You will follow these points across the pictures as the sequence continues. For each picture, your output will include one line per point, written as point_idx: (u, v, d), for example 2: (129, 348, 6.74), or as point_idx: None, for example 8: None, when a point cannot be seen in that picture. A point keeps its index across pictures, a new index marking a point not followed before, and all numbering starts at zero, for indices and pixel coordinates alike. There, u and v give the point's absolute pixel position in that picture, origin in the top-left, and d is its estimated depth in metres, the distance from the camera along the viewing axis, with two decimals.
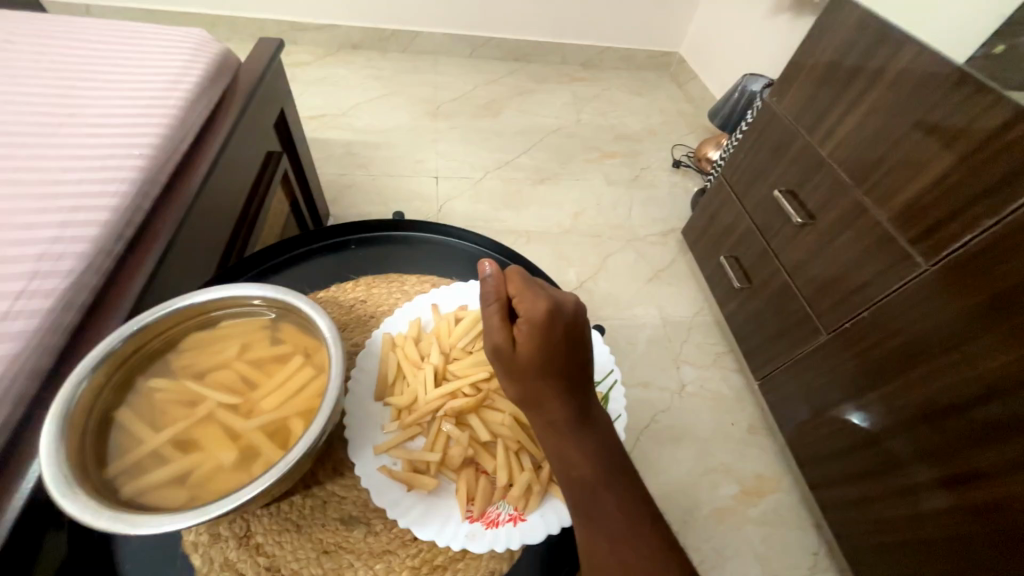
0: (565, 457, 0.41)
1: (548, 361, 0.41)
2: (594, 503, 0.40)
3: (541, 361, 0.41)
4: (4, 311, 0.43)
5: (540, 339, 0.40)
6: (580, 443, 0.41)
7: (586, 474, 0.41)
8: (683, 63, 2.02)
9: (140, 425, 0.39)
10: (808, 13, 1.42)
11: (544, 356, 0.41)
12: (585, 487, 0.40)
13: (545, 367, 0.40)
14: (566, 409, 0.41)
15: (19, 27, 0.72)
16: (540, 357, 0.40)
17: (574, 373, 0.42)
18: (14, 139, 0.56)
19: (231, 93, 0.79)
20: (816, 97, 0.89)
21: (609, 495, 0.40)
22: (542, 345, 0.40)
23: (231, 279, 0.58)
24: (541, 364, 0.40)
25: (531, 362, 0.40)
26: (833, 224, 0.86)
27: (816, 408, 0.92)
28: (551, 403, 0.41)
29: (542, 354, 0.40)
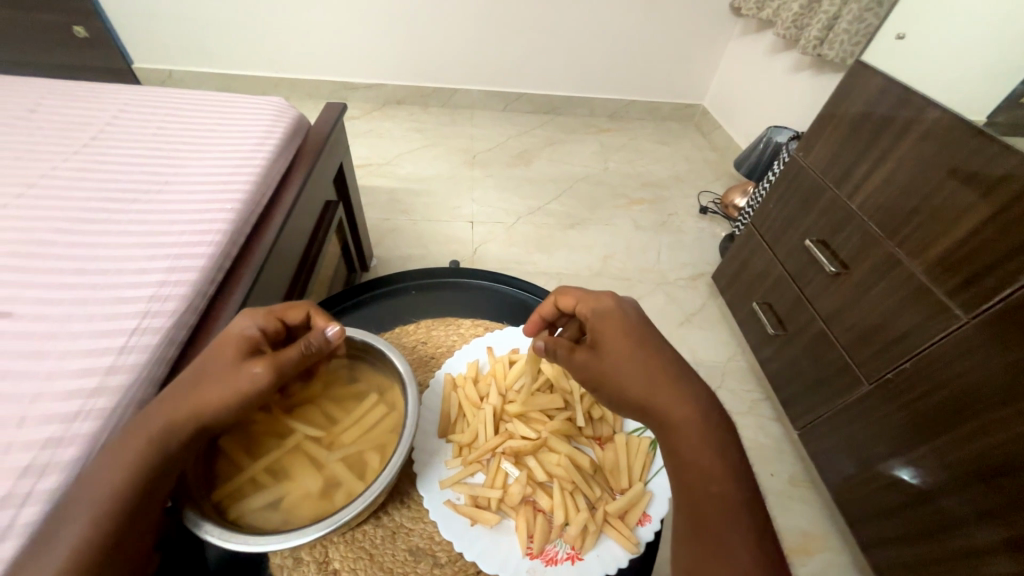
0: (692, 450, 0.40)
1: (651, 358, 0.44)
2: (724, 513, 0.38)
3: (646, 360, 0.44)
4: (122, 346, 0.50)
5: (631, 341, 0.45)
6: (711, 435, 0.41)
7: (716, 465, 0.40)
8: (707, 114, 2.12)
9: (239, 453, 0.44)
10: (828, 70, 1.49)
11: (645, 354, 0.45)
12: (716, 493, 0.39)
13: (650, 363, 0.44)
14: (686, 401, 0.42)
15: (131, 97, 0.84)
16: (644, 355, 0.44)
17: (677, 369, 0.44)
18: (129, 195, 0.65)
19: (303, 151, 0.89)
20: (843, 151, 0.93)
21: (739, 509, 0.38)
22: (638, 343, 0.45)
23: None
24: (647, 359, 0.44)
25: (633, 362, 0.44)
26: (867, 275, 0.87)
27: (861, 461, 0.89)
28: (671, 396, 0.42)
29: (640, 350, 0.45)
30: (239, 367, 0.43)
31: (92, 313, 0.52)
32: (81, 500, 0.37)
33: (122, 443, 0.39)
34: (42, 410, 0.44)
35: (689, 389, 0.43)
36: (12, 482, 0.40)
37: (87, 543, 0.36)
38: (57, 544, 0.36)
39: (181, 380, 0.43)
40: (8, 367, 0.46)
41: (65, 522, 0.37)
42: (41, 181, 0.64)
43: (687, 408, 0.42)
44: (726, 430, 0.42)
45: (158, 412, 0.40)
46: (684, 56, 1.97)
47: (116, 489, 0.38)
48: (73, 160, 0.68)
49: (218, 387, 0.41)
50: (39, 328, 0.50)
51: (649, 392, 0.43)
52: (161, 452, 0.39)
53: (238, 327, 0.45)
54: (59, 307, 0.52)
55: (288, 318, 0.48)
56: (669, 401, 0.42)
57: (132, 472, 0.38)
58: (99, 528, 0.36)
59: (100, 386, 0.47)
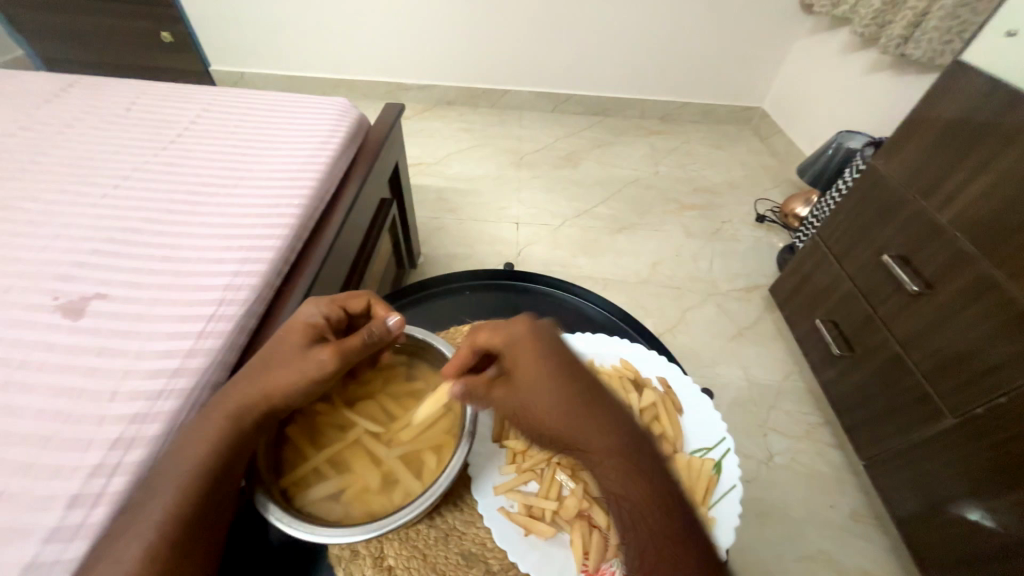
0: (615, 489, 0.36)
1: (574, 388, 0.38)
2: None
3: (566, 390, 0.38)
4: (200, 331, 0.53)
5: (553, 370, 0.39)
6: (636, 482, 0.36)
7: (643, 502, 0.35)
8: (767, 118, 2.01)
9: (304, 443, 0.46)
10: (912, 71, 1.37)
11: (564, 384, 0.38)
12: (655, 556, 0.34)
13: (572, 395, 0.38)
14: (602, 434, 0.37)
15: (211, 96, 0.90)
16: (564, 386, 0.38)
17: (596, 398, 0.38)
18: (208, 188, 0.69)
19: (363, 149, 0.92)
20: (933, 159, 0.85)
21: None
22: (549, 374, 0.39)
23: None
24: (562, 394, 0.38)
25: (552, 395, 0.38)
26: (955, 297, 0.79)
27: (941, 502, 0.81)
28: (592, 432, 0.37)
29: (562, 380, 0.38)
30: (305, 352, 0.45)
31: (175, 298, 0.55)
32: (169, 467, 0.41)
33: (205, 419, 0.42)
34: (131, 386, 0.48)
35: (607, 420, 0.37)
36: (104, 452, 0.44)
37: (174, 508, 0.39)
38: (149, 506, 0.39)
39: (253, 364, 0.45)
40: (103, 344, 0.50)
41: (159, 493, 0.40)
42: (135, 174, 0.70)
43: (604, 445, 0.37)
44: (651, 457, 0.38)
45: (235, 393, 0.43)
46: (746, 56, 1.88)
47: (198, 461, 0.41)
48: (161, 155, 0.74)
49: (288, 371, 0.44)
50: (130, 310, 0.54)
51: (565, 429, 0.37)
52: (235, 432, 0.42)
53: (304, 314, 0.47)
54: (147, 291, 0.56)
55: (350, 306, 0.49)
56: (588, 439, 0.37)
57: (212, 447, 0.41)
58: (185, 496, 0.40)
59: (180, 367, 0.50)
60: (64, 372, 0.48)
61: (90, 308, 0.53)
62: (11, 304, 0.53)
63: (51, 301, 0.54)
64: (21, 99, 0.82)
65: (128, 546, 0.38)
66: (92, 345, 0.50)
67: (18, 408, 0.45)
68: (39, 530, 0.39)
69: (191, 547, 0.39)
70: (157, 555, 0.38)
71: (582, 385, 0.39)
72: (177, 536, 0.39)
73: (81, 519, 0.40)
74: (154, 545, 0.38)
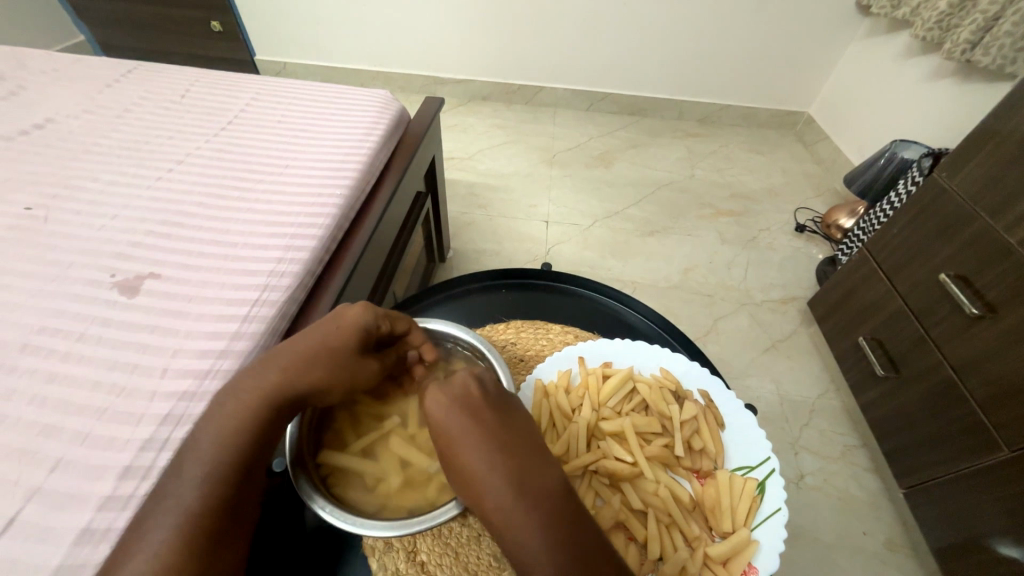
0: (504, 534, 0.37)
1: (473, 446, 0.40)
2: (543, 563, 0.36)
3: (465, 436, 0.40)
4: (246, 314, 0.55)
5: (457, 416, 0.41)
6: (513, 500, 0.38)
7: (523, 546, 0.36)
8: (813, 123, 1.93)
9: (348, 431, 0.48)
10: (980, 79, 1.29)
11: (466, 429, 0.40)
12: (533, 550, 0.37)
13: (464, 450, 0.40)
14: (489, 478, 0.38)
15: (260, 84, 0.92)
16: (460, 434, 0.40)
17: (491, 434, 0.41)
18: (255, 175, 0.71)
19: (404, 141, 0.93)
20: (1004, 176, 0.79)
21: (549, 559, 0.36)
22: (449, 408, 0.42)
23: (408, 307, 0.70)
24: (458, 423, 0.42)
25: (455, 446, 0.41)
26: (1019, 324, 0.74)
27: (989, 538, 0.76)
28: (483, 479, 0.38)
29: (464, 428, 0.40)
30: (351, 357, 0.45)
31: (223, 282, 0.57)
32: (200, 451, 0.40)
33: (233, 403, 0.41)
34: (180, 364, 0.49)
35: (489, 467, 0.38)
36: (155, 427, 0.45)
37: (207, 493, 0.38)
38: (180, 491, 0.38)
39: (292, 348, 0.44)
40: (156, 323, 0.52)
41: (185, 476, 0.39)
42: (188, 159, 0.72)
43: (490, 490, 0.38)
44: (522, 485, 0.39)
45: (259, 381, 0.42)
46: (794, 58, 1.80)
47: (231, 445, 0.40)
48: (213, 141, 0.76)
49: (330, 369, 0.43)
50: (180, 291, 0.55)
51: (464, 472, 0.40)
52: (268, 413, 0.42)
53: (356, 316, 0.46)
54: (196, 273, 0.57)
55: (396, 325, 0.49)
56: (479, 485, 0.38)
57: (243, 432, 0.41)
58: (219, 480, 0.39)
59: (226, 349, 0.51)
60: (120, 348, 0.50)
61: (144, 287, 0.55)
62: (72, 280, 0.55)
63: (108, 278, 0.56)
64: (86, 83, 0.86)
65: (161, 532, 0.37)
66: (145, 323, 0.52)
67: (76, 379, 0.47)
68: (94, 497, 0.41)
69: (226, 536, 0.38)
70: (193, 542, 0.36)
71: (494, 432, 0.41)
72: (212, 522, 0.38)
73: (131, 490, 0.42)
74: (186, 533, 0.37)
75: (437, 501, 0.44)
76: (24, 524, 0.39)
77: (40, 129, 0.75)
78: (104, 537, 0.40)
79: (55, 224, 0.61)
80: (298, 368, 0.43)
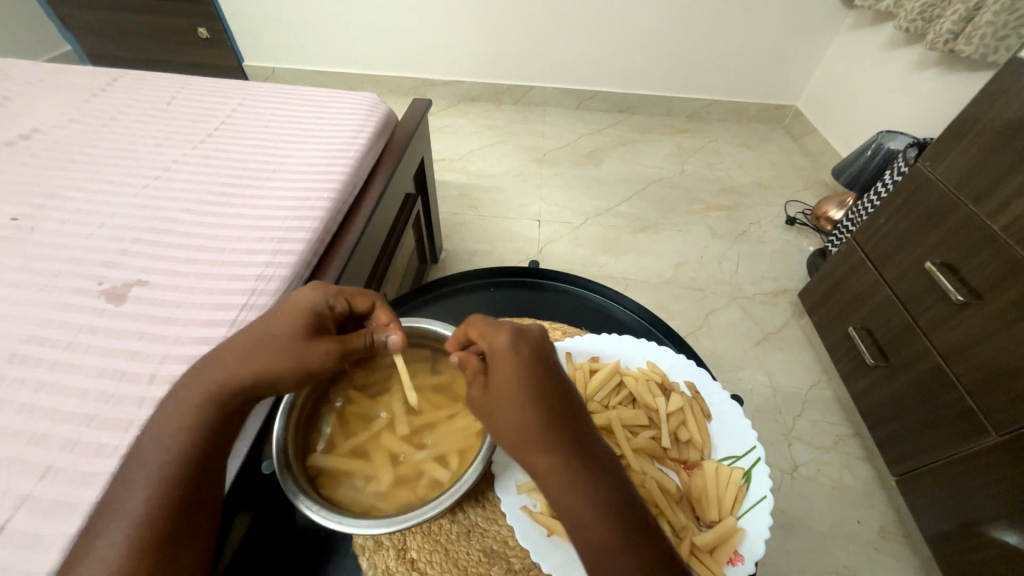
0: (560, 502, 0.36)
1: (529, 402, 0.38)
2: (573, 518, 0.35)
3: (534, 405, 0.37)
4: (234, 319, 0.55)
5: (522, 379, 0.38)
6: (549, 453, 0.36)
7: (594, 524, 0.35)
8: (801, 117, 1.94)
9: (337, 430, 0.49)
10: (962, 69, 1.31)
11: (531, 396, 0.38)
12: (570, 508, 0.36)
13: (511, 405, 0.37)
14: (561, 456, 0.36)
15: (245, 89, 0.92)
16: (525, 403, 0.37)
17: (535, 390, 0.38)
18: (241, 181, 0.71)
19: (391, 143, 0.92)
20: (986, 164, 0.80)
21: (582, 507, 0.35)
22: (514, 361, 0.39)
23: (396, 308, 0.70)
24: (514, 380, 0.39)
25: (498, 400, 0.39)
26: (1004, 310, 0.75)
27: (978, 522, 0.78)
28: (548, 442, 0.36)
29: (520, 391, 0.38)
30: (303, 345, 0.44)
31: (211, 287, 0.57)
32: (151, 458, 0.42)
33: (186, 408, 0.43)
34: (168, 370, 0.49)
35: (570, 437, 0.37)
36: (143, 433, 0.45)
37: (158, 498, 0.40)
38: (133, 499, 0.40)
39: (239, 344, 0.45)
40: (144, 329, 0.52)
41: (139, 481, 0.41)
42: (174, 166, 0.72)
43: (557, 466, 0.36)
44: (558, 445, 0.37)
45: (209, 382, 0.44)
46: (781, 52, 1.81)
47: (180, 450, 0.42)
48: (199, 148, 0.76)
49: (279, 360, 0.44)
50: (168, 297, 0.56)
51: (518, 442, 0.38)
52: (222, 415, 0.43)
53: (305, 301, 0.47)
54: (183, 280, 0.57)
55: (355, 302, 0.49)
56: (545, 449, 0.36)
57: (196, 434, 0.42)
58: (169, 486, 0.40)
59: None
60: (109, 356, 0.50)
61: (131, 294, 0.55)
62: (59, 289, 0.55)
63: (96, 286, 0.56)
64: (71, 92, 0.86)
65: (114, 538, 0.38)
66: (134, 330, 0.52)
67: (65, 387, 0.47)
68: (82, 503, 0.41)
69: (181, 540, 0.40)
70: (143, 546, 0.38)
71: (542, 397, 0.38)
72: (162, 528, 0.39)
73: None
74: (139, 534, 0.38)
75: (428, 498, 0.44)
76: (15, 533, 0.39)
77: (26, 140, 0.75)
78: None
79: (42, 234, 0.61)
80: (250, 357, 0.44)
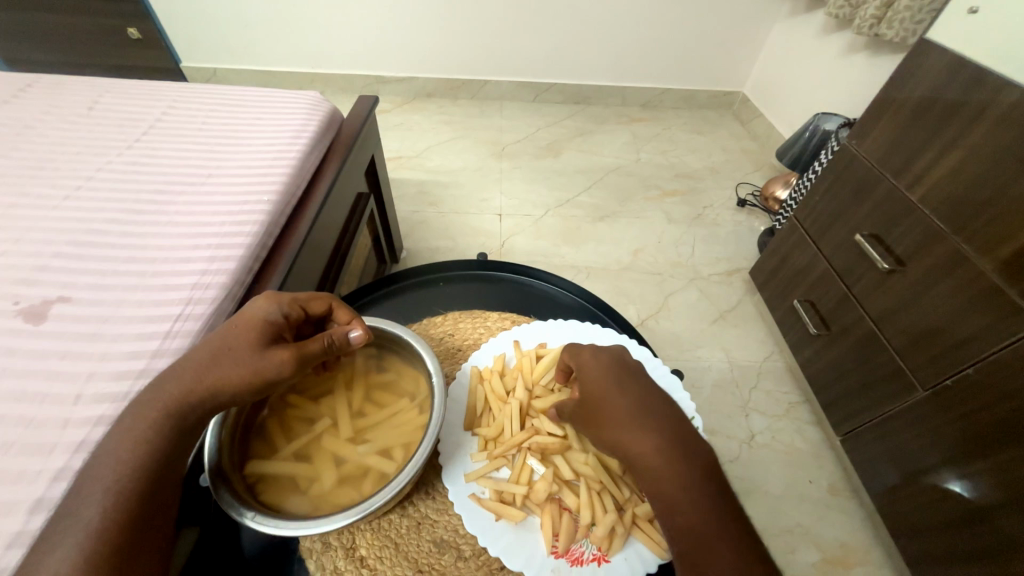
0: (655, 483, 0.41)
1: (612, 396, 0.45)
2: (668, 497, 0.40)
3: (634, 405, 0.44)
4: (167, 331, 0.52)
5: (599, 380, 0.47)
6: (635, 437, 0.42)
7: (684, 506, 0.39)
8: (747, 102, 2.02)
9: (275, 436, 0.48)
10: (886, 52, 1.39)
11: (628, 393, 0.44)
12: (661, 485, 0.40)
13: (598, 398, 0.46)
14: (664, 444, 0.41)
15: (176, 91, 0.88)
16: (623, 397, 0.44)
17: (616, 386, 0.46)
18: (173, 187, 0.68)
19: (336, 141, 0.90)
20: (903, 140, 0.86)
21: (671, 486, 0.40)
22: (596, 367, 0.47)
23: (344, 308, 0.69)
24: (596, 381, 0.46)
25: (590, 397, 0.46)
26: (926, 273, 0.81)
27: (912, 471, 0.84)
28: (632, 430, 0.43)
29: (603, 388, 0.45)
30: (261, 352, 0.44)
31: (141, 299, 0.54)
32: (103, 473, 0.40)
33: (133, 422, 0.41)
34: (95, 389, 0.47)
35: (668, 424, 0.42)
36: (69, 456, 0.43)
37: (112, 511, 0.38)
38: (81, 517, 0.38)
39: (193, 358, 0.44)
40: (67, 348, 0.49)
41: (86, 499, 0.39)
42: (97, 175, 0.68)
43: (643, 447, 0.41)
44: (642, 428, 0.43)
45: (160, 394, 0.42)
46: (725, 40, 1.88)
47: (135, 463, 0.40)
48: (125, 154, 0.72)
49: (237, 368, 0.43)
50: (93, 312, 0.53)
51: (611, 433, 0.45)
52: (175, 427, 0.42)
53: (259, 309, 0.47)
54: (110, 293, 0.55)
55: (311, 307, 0.50)
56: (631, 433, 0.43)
57: (150, 446, 0.41)
58: (124, 499, 0.39)
59: (147, 368, 0.49)
60: (27, 378, 0.47)
61: (52, 312, 0.52)
62: None
63: (11, 305, 0.52)
64: None
65: (63, 557, 0.36)
66: (56, 349, 0.49)
67: None
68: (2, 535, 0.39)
69: (137, 552, 0.38)
70: (100, 560, 0.37)
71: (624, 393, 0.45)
72: (119, 541, 0.38)
73: (45, 524, 0.40)
74: (91, 551, 0.37)
75: (374, 493, 0.44)
76: None
77: None
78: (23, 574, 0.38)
79: None
80: (208, 371, 0.43)
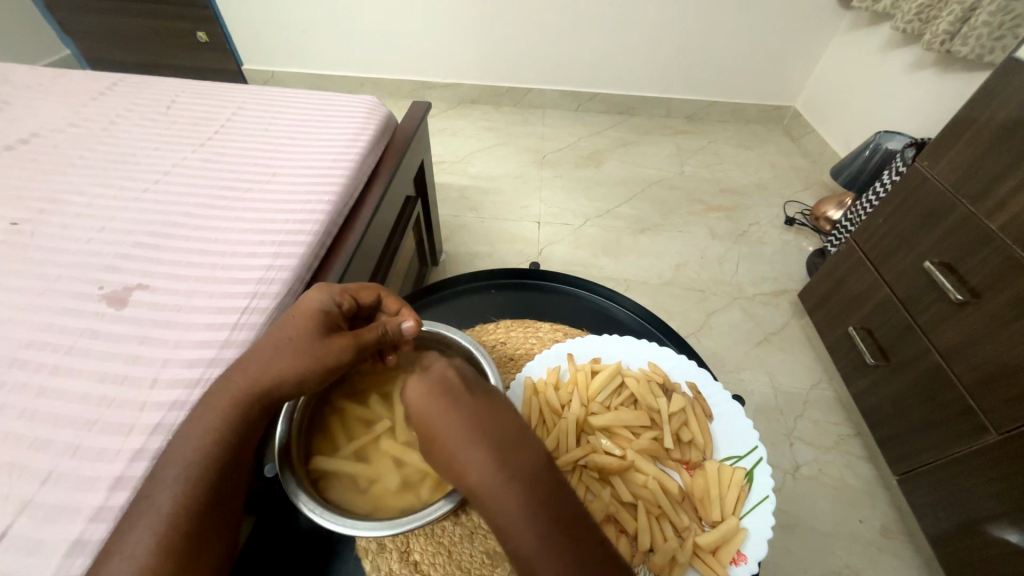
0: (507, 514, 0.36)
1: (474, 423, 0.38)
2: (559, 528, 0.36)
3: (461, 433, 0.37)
4: (235, 322, 0.55)
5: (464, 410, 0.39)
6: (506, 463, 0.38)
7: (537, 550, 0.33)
8: (799, 117, 1.94)
9: (339, 434, 0.49)
10: (959, 69, 1.31)
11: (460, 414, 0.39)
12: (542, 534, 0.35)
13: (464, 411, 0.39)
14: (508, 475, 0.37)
15: (245, 93, 0.92)
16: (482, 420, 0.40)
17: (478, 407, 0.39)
18: (242, 184, 0.71)
19: (391, 145, 0.93)
20: (983, 164, 0.81)
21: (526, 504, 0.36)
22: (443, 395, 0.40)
23: None
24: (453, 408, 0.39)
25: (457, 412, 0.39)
26: (1003, 308, 0.75)
27: (976, 520, 0.78)
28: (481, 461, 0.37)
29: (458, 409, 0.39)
30: (323, 340, 0.46)
31: (212, 291, 0.57)
32: (175, 459, 0.42)
33: (206, 412, 0.43)
34: (170, 374, 0.49)
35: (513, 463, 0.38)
36: (146, 437, 0.45)
37: (184, 498, 0.40)
38: (157, 501, 0.40)
39: (258, 350, 0.45)
40: (146, 334, 0.52)
41: (161, 483, 0.41)
42: (174, 170, 0.72)
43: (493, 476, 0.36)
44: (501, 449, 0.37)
45: (229, 387, 0.44)
46: (778, 53, 1.82)
47: (204, 451, 0.42)
48: (199, 152, 0.76)
49: (303, 357, 0.45)
50: (169, 301, 0.56)
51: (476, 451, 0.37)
52: (244, 420, 0.43)
53: (315, 299, 0.48)
54: (185, 284, 0.57)
55: (361, 297, 0.50)
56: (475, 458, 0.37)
57: (220, 436, 0.42)
58: (196, 487, 0.40)
59: (216, 357, 0.52)
60: (110, 360, 0.50)
61: (133, 298, 0.55)
62: (60, 294, 0.55)
63: (96, 290, 0.56)
64: (72, 97, 0.86)
65: (140, 539, 0.38)
66: (135, 334, 0.52)
67: (66, 393, 0.47)
68: (85, 508, 0.41)
69: (204, 540, 0.40)
70: (172, 545, 0.38)
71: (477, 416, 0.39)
72: (190, 528, 0.39)
73: (122, 501, 0.42)
74: (166, 536, 0.38)
75: (431, 499, 0.45)
76: (14, 538, 0.39)
77: (25, 144, 0.75)
78: (98, 549, 0.40)
79: (40, 239, 0.61)
80: (269, 360, 0.45)
